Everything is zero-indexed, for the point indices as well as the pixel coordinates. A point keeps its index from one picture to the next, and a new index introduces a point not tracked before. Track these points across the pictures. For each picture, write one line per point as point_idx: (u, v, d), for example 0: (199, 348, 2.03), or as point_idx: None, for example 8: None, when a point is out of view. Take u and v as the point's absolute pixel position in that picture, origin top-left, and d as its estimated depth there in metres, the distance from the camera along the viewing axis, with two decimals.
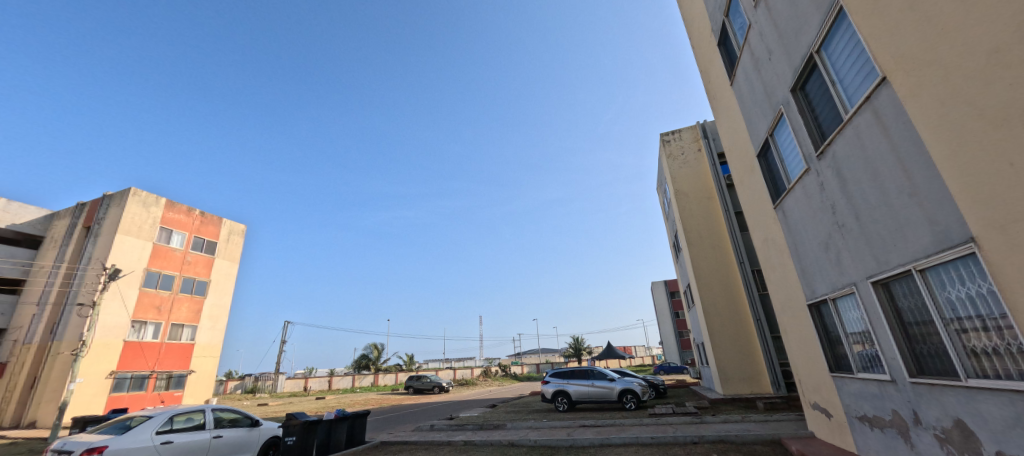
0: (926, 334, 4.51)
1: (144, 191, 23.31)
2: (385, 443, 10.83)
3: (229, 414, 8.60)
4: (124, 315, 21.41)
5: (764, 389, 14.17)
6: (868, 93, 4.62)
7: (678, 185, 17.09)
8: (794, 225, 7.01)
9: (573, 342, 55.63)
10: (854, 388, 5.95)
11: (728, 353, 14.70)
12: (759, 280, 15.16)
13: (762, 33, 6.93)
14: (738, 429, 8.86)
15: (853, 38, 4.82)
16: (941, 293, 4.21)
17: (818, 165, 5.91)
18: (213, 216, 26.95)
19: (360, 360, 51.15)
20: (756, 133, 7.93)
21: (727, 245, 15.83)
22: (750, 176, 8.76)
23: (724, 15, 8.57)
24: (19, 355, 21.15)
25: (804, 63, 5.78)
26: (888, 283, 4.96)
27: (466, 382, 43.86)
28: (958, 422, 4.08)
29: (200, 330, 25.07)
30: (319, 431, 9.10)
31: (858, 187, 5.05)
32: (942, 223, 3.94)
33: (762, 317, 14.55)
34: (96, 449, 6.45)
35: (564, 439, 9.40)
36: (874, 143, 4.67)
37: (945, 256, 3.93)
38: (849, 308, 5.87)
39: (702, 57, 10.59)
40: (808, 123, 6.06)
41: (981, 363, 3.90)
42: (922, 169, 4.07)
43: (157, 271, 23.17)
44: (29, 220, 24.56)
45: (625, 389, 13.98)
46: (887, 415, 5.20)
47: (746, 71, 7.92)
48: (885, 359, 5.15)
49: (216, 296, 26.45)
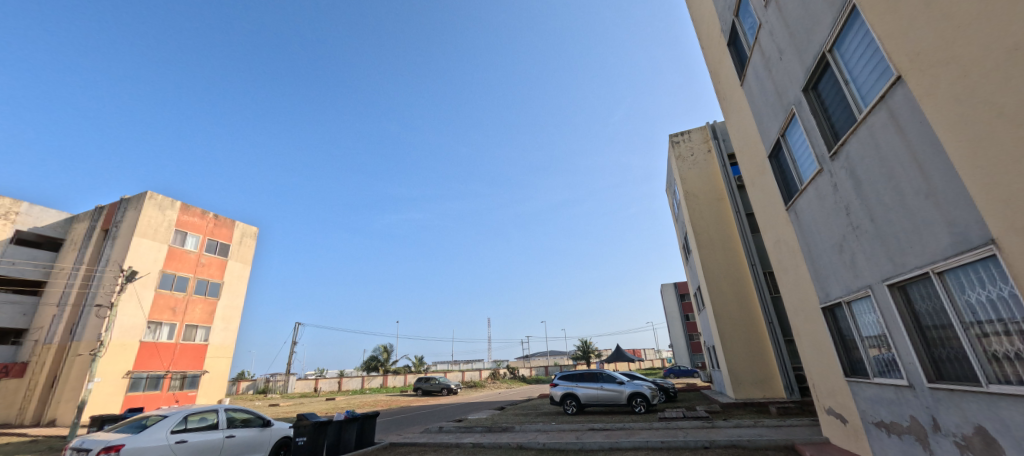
0: (946, 338, 4.43)
1: (160, 195, 23.80)
2: (395, 444, 10.91)
3: (241, 414, 8.68)
4: (141, 315, 21.80)
5: (776, 393, 13.99)
6: (881, 93, 4.57)
7: (688, 186, 16.98)
8: (807, 227, 6.92)
9: (580, 344, 55.62)
10: (870, 393, 5.84)
11: (740, 358, 14.51)
12: (771, 282, 15.00)
13: (774, 33, 6.86)
14: (750, 434, 8.74)
15: (867, 35, 4.76)
16: (960, 295, 4.13)
17: (831, 166, 5.85)
18: (226, 219, 27.47)
19: (370, 362, 51.82)
20: (768, 133, 7.83)
21: (739, 247, 15.65)
22: (761, 177, 8.69)
23: (734, 15, 8.51)
24: (40, 355, 21.57)
25: (817, 63, 5.72)
26: (903, 286, 4.89)
27: (474, 384, 43.93)
28: (979, 429, 3.99)
29: (213, 331, 25.49)
30: (329, 432, 9.16)
31: (872, 187, 4.99)
32: (960, 224, 3.87)
33: (774, 320, 14.40)
34: (113, 448, 6.59)
35: (572, 443, 9.34)
36: (888, 142, 4.62)
37: (964, 258, 3.87)
38: (864, 312, 5.79)
39: (711, 58, 10.55)
40: (820, 124, 5.99)
41: (1003, 367, 3.81)
42: (938, 169, 4.01)
43: (172, 272, 23.61)
44: (51, 223, 25.22)
45: (635, 392, 13.89)
46: (905, 421, 5.09)
47: (757, 72, 7.83)
48: (902, 364, 5.06)
49: (229, 297, 26.93)
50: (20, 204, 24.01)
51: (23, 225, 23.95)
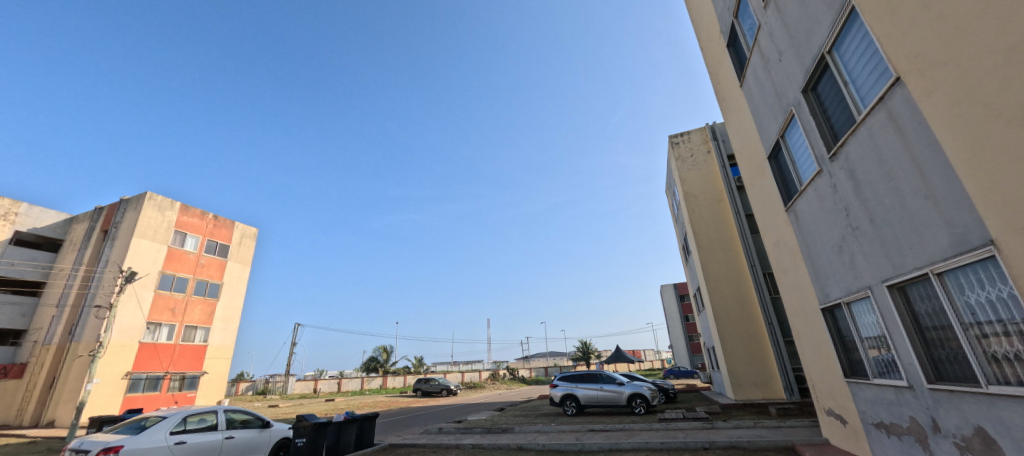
0: (945, 339, 4.43)
1: (160, 195, 23.79)
2: (394, 445, 10.90)
3: (241, 415, 8.67)
4: (140, 316, 21.78)
5: (776, 394, 13.98)
6: (880, 94, 4.58)
7: (688, 186, 16.99)
8: (806, 228, 6.92)
9: (580, 345, 55.58)
10: (870, 394, 5.84)
11: (740, 359, 14.51)
12: (771, 283, 14.99)
13: (773, 34, 6.87)
14: (749, 436, 8.73)
15: (866, 37, 4.77)
16: (960, 296, 4.13)
17: (831, 167, 5.85)
18: (226, 219, 27.44)
19: (370, 363, 51.78)
20: (767, 134, 7.84)
21: (739, 248, 15.66)
22: (760, 178, 8.69)
23: (734, 16, 8.53)
24: (38, 356, 21.55)
25: (816, 64, 5.73)
26: (903, 287, 4.90)
27: (474, 385, 43.89)
28: (979, 431, 3.99)
29: (213, 332, 25.46)
30: (329, 433, 9.15)
31: (871, 188, 4.99)
32: (959, 225, 3.88)
33: (774, 320, 14.40)
34: (112, 449, 6.58)
35: (572, 444, 9.33)
36: (887, 143, 4.62)
37: (963, 259, 3.87)
38: (864, 313, 5.78)
39: (711, 59, 10.57)
40: (820, 125, 6.00)
41: (1003, 368, 3.81)
42: (937, 170, 4.02)
43: (172, 273, 23.59)
44: (50, 224, 25.20)
45: (634, 393, 13.88)
46: (905, 422, 5.09)
47: (756, 73, 7.83)
48: (902, 364, 5.06)
49: (229, 298, 26.90)
50: (19, 205, 24.00)
51: (22, 225, 23.94)
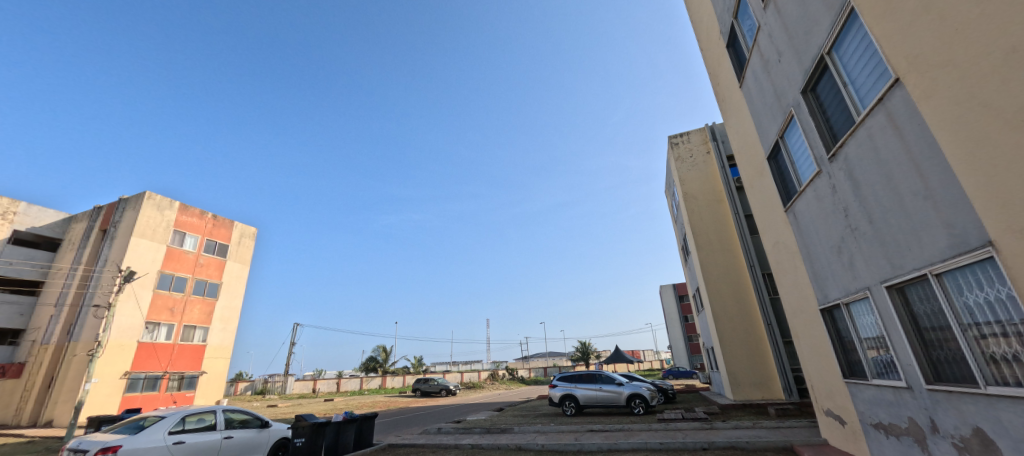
0: (944, 340, 4.43)
1: (159, 195, 23.74)
2: (393, 445, 10.90)
3: (240, 415, 8.66)
4: (138, 315, 21.74)
5: (775, 395, 13.99)
6: (880, 95, 4.59)
7: (687, 187, 16.99)
8: (806, 229, 6.92)
9: (580, 346, 55.54)
10: (868, 395, 5.84)
11: (739, 359, 14.51)
12: (770, 283, 15.01)
13: (772, 35, 6.87)
14: (748, 436, 8.73)
15: (865, 38, 4.78)
16: (959, 297, 4.13)
17: (830, 168, 5.85)
18: (225, 219, 27.40)
19: (369, 363, 51.74)
20: (766, 134, 7.84)
21: (739, 249, 15.66)
22: (760, 178, 8.70)
23: (733, 17, 8.54)
24: (37, 356, 21.51)
25: (815, 65, 5.73)
26: (902, 288, 4.90)
27: (473, 386, 43.82)
28: (977, 431, 4.00)
29: (211, 332, 25.43)
30: (328, 433, 9.15)
31: (870, 189, 5.00)
32: (958, 226, 3.88)
33: (773, 321, 14.42)
34: (110, 449, 6.56)
35: (571, 444, 9.32)
36: (886, 144, 4.63)
37: (962, 259, 3.87)
38: (863, 313, 5.79)
39: (710, 60, 10.59)
40: (818, 126, 6.01)
41: (1001, 369, 3.82)
42: (936, 171, 4.02)
43: (171, 273, 23.57)
44: (49, 223, 25.17)
45: (634, 393, 13.88)
46: (904, 422, 5.09)
47: (756, 73, 7.84)
48: (900, 365, 5.08)
49: (228, 298, 26.88)
50: (18, 204, 23.98)
51: (21, 224, 23.91)
